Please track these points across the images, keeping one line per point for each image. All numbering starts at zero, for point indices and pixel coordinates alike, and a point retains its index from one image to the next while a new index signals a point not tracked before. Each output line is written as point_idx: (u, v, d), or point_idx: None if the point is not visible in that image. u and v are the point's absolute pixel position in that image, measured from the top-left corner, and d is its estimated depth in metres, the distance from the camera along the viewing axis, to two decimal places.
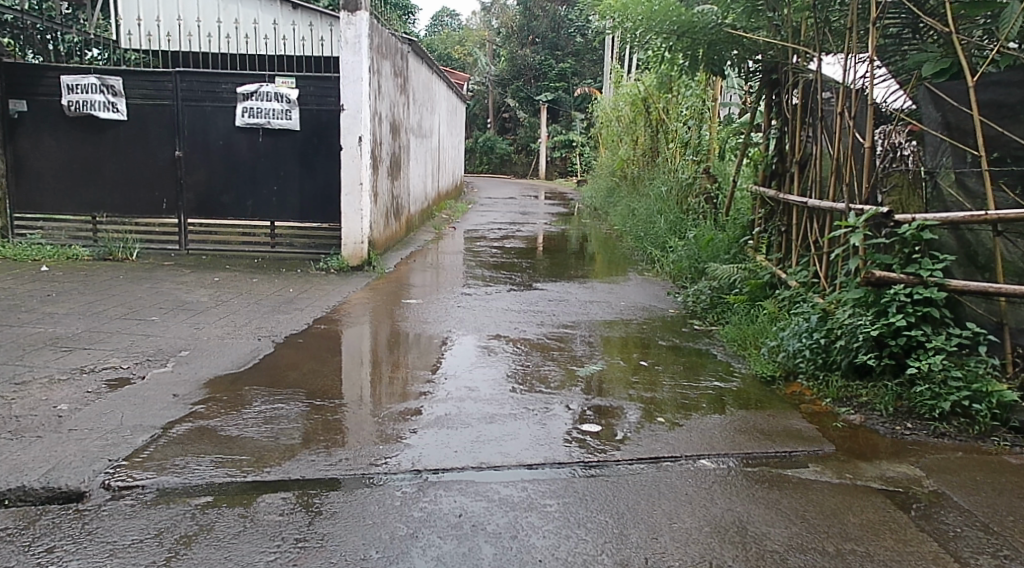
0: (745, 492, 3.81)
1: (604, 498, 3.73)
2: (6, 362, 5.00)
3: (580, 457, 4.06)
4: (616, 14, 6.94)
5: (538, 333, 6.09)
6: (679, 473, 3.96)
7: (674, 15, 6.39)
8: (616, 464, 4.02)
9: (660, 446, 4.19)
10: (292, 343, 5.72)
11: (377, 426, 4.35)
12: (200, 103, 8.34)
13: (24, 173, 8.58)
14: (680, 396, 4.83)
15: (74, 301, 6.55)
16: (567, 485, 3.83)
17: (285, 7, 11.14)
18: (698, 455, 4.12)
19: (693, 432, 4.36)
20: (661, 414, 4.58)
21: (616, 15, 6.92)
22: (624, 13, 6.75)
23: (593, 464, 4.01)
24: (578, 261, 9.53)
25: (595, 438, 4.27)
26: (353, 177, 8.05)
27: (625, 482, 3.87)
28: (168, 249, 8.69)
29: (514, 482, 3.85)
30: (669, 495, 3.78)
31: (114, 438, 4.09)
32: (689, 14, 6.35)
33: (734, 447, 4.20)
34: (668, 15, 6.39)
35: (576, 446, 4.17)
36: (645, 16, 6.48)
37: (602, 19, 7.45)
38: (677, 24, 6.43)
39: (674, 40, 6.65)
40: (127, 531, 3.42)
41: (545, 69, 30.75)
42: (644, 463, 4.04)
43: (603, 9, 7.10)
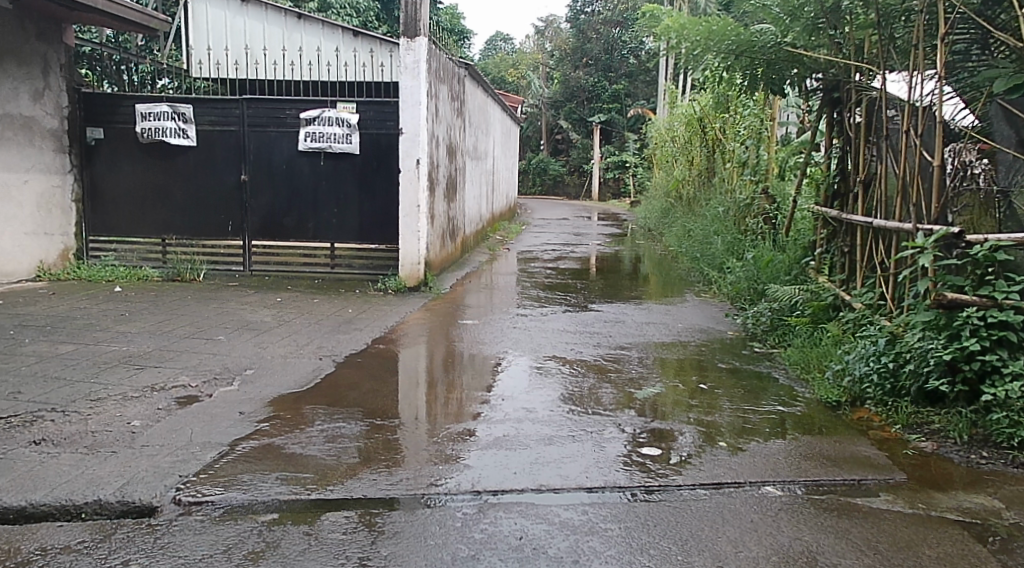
0: (814, 520, 3.75)
1: (667, 524, 3.71)
2: (82, 379, 5.16)
3: (641, 481, 4.03)
4: (671, 36, 6.97)
5: (594, 355, 6.09)
6: (744, 500, 3.91)
7: (733, 34, 6.43)
8: (677, 490, 3.99)
9: (724, 472, 4.14)
10: (351, 362, 5.81)
11: (436, 446, 4.38)
12: (265, 128, 8.56)
13: (100, 197, 8.87)
14: (741, 420, 4.78)
15: (145, 320, 6.72)
16: (628, 510, 3.81)
17: (347, 34, 11.53)
18: (761, 481, 4.06)
19: (757, 457, 4.31)
20: (722, 438, 4.54)
21: (672, 37, 6.94)
22: (680, 33, 6.74)
23: (654, 489, 3.98)
24: (631, 282, 9.49)
25: (655, 461, 4.25)
26: (411, 199, 8.14)
27: (688, 508, 3.83)
28: (233, 270, 8.88)
29: (574, 505, 3.85)
30: (734, 521, 3.74)
31: (184, 454, 4.19)
32: (747, 34, 6.37)
33: (800, 473, 4.14)
34: (727, 34, 6.46)
35: (636, 471, 4.14)
36: (704, 36, 6.53)
37: (658, 39, 7.47)
38: (736, 44, 6.46)
39: (733, 60, 6.66)
40: (197, 546, 3.49)
41: (598, 91, 30.64)
42: (707, 489, 4.00)
43: (657, 30, 7.08)
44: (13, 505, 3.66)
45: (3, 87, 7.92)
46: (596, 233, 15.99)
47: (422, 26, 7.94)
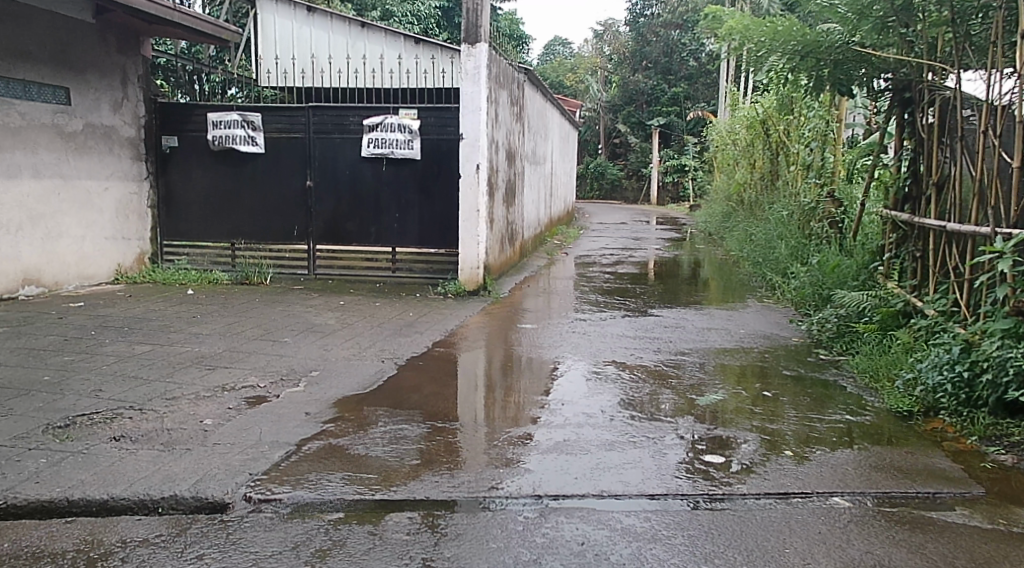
0: (886, 534, 3.70)
1: (732, 533, 3.70)
2: (158, 379, 5.34)
3: (704, 489, 4.03)
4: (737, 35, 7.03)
5: (654, 360, 6.08)
6: (812, 510, 3.88)
7: (799, 35, 6.41)
8: (742, 498, 3.97)
9: (790, 482, 4.11)
10: (413, 364, 5.91)
11: (496, 450, 4.43)
12: (330, 135, 8.74)
13: (173, 203, 9.17)
14: (808, 429, 4.73)
15: (215, 322, 6.92)
16: (691, 518, 3.81)
17: (410, 42, 11.71)
18: (830, 492, 4.02)
19: (825, 467, 4.27)
20: (787, 446, 4.50)
21: (737, 37, 7.01)
22: (744, 34, 6.75)
23: (718, 497, 3.98)
24: (691, 287, 9.44)
25: (718, 469, 4.23)
26: (471, 204, 8.22)
27: (752, 517, 3.82)
28: (298, 274, 9.07)
29: (636, 511, 3.86)
30: (801, 533, 3.71)
31: (253, 453, 4.31)
32: (814, 33, 6.35)
33: (870, 485, 4.09)
34: (791, 34, 6.42)
35: (699, 479, 4.13)
36: (768, 37, 6.54)
37: (722, 40, 7.42)
38: (802, 44, 6.43)
39: (799, 61, 6.62)
40: (267, 542, 3.59)
41: (657, 94, 30.44)
42: (773, 498, 3.97)
43: (722, 30, 7.14)
44: (95, 499, 3.81)
45: (85, 97, 8.23)
46: (654, 233, 16.96)
47: (483, 31, 8.01)
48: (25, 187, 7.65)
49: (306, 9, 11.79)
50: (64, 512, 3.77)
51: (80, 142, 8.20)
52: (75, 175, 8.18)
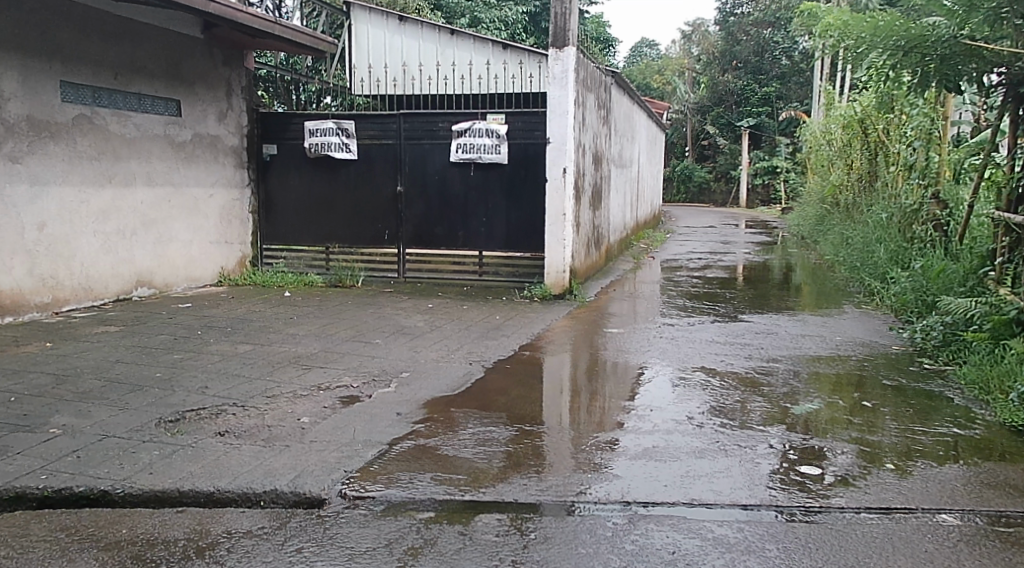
0: (998, 555, 3.60)
1: (829, 548, 3.64)
2: (258, 377, 5.56)
3: (801, 501, 3.98)
4: (837, 32, 6.94)
5: (745, 366, 6.02)
6: (917, 527, 3.80)
7: (902, 30, 6.27)
8: (840, 512, 3.90)
9: (892, 496, 4.03)
10: (500, 367, 6.00)
11: (582, 454, 4.47)
12: (420, 141, 8.92)
13: (271, 209, 9.50)
14: (911, 442, 4.62)
15: (311, 323, 7.15)
16: (786, 530, 3.77)
17: (497, 48, 11.86)
18: (937, 508, 3.92)
19: (930, 482, 4.16)
20: (889, 459, 4.41)
21: (837, 34, 6.92)
22: (843, 30, 6.81)
23: (814, 510, 3.92)
24: (783, 292, 9.29)
25: (815, 481, 4.17)
26: (557, 208, 8.27)
27: (851, 532, 3.75)
28: (389, 277, 9.28)
29: (728, 521, 3.84)
30: (903, 550, 3.63)
31: (348, 451, 4.45)
32: (918, 27, 6.20)
33: (982, 503, 3.97)
34: (895, 29, 6.28)
35: (795, 490, 4.08)
36: (868, 33, 6.42)
37: (823, 36, 7.28)
38: (905, 39, 6.29)
39: (901, 57, 6.46)
40: (362, 538, 3.70)
41: (748, 94, 29.92)
42: (874, 513, 3.90)
43: (822, 26, 7.08)
44: (203, 490, 4.00)
45: (193, 109, 8.60)
46: (742, 233, 17.62)
47: (571, 35, 8.06)
48: (139, 193, 8.04)
49: (397, 18, 12.04)
50: (176, 502, 3.96)
51: (188, 151, 8.57)
52: (183, 183, 8.55)
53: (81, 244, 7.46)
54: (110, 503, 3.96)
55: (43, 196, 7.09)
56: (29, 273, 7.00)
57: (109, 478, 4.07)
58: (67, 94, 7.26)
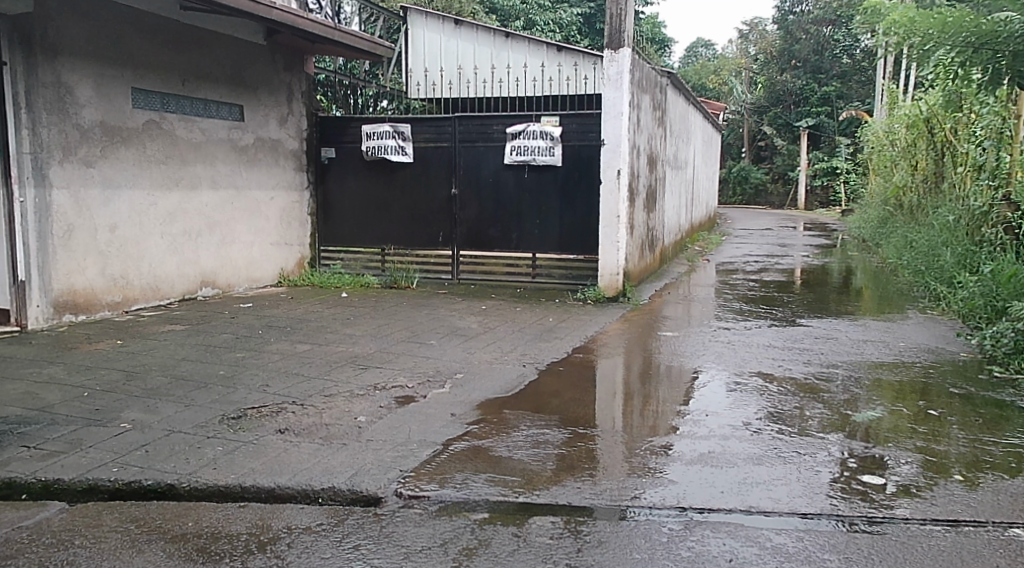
0: None
1: (893, 560, 3.58)
2: (316, 376, 5.66)
3: (863, 511, 3.91)
4: (903, 29, 6.80)
5: (803, 372, 5.94)
6: (987, 541, 3.71)
7: (972, 25, 6.15)
8: (906, 524, 3.83)
9: (960, 508, 3.94)
10: (554, 370, 6.01)
11: (636, 459, 4.46)
12: (475, 144, 8.99)
13: (329, 211, 9.65)
14: (980, 453, 4.51)
15: (367, 324, 7.25)
16: (849, 541, 3.71)
17: (552, 50, 11.86)
18: (1008, 523, 3.83)
19: (1000, 495, 4.06)
20: (957, 470, 4.32)
21: (903, 31, 6.78)
22: (909, 27, 6.65)
23: (877, 520, 3.86)
24: (844, 296, 9.13)
25: (879, 491, 4.10)
26: (612, 210, 8.24)
27: (916, 544, 3.68)
28: (443, 279, 9.35)
29: (787, 530, 3.80)
30: (972, 564, 3.55)
31: (403, 451, 4.51)
32: (990, 24, 6.06)
33: None
34: (964, 26, 6.17)
35: (857, 500, 4.01)
36: (937, 29, 6.31)
37: (888, 34, 7.13)
38: (976, 34, 6.16)
39: (972, 54, 6.33)
40: (417, 537, 3.74)
41: (807, 93, 29.41)
42: (941, 525, 3.82)
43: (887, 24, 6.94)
44: (264, 487, 4.08)
45: (256, 113, 8.78)
46: (800, 233, 18.07)
47: (627, 36, 8.02)
48: (203, 196, 8.24)
49: (453, 22, 12.12)
50: (239, 497, 4.05)
51: (250, 155, 8.76)
52: (246, 186, 8.74)
53: (149, 246, 7.67)
54: (176, 497, 4.06)
55: (114, 199, 7.30)
56: (102, 274, 7.22)
57: (175, 472, 4.18)
58: (137, 100, 7.47)
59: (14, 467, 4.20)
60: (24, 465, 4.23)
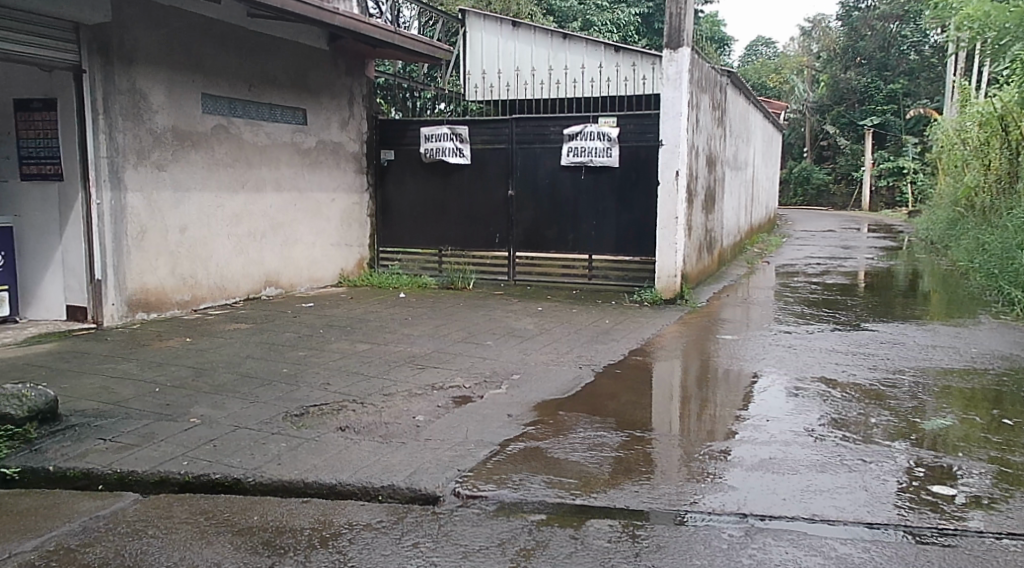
0: None
1: None
2: (376, 375, 5.73)
3: (933, 523, 3.82)
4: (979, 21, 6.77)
5: (869, 378, 5.82)
6: None
7: None
8: (978, 536, 3.73)
9: None
10: (610, 372, 5.99)
11: (695, 463, 4.42)
12: (532, 145, 9.01)
13: (388, 212, 9.76)
14: None
15: (425, 324, 7.31)
16: (917, 552, 3.62)
17: (610, 50, 11.82)
18: None
19: None
20: None
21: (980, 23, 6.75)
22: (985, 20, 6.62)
23: (948, 532, 3.76)
24: (910, 300, 8.90)
25: (949, 502, 3.99)
26: (670, 212, 8.18)
27: (989, 558, 3.58)
28: (499, 280, 9.38)
29: (853, 539, 3.73)
30: None
31: (461, 450, 4.54)
32: None
33: None
34: None
35: (926, 511, 3.92)
36: None
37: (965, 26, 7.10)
38: None
39: None
40: (475, 537, 3.76)
41: (872, 91, 28.79)
42: (1016, 539, 3.71)
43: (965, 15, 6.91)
44: (326, 483, 4.15)
45: (318, 116, 8.93)
46: (863, 233, 18.21)
47: (687, 35, 7.95)
48: (268, 198, 8.40)
49: (511, 24, 12.07)
50: (302, 493, 4.13)
51: (313, 157, 8.90)
52: (308, 188, 8.88)
53: (216, 246, 7.84)
54: (243, 491, 4.15)
55: (184, 202, 7.48)
56: (172, 273, 7.41)
57: (241, 467, 4.27)
58: (207, 105, 7.66)
59: (91, 458, 4.34)
60: (99, 456, 4.36)
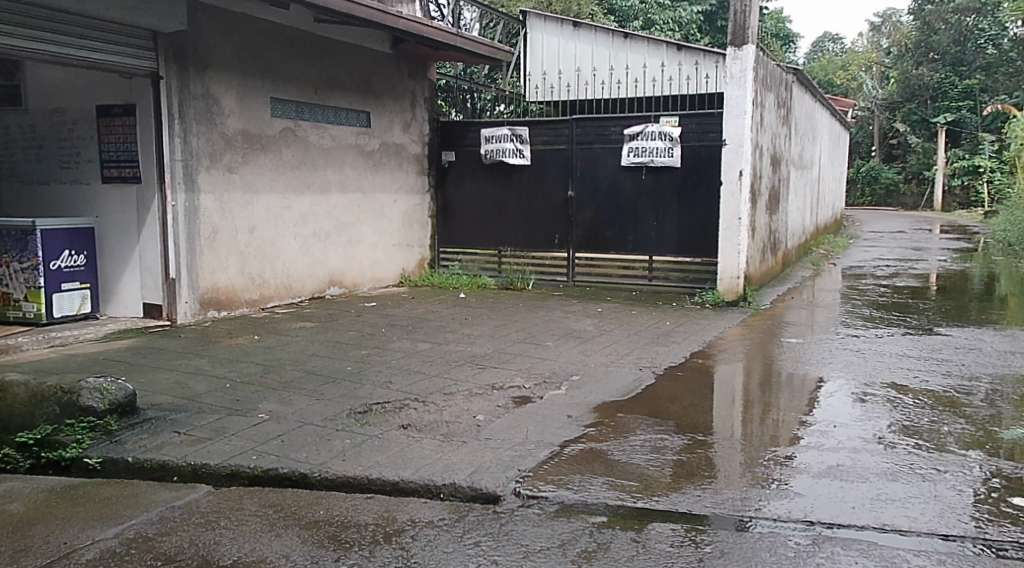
0: None
1: None
2: (437, 375, 5.75)
3: (1015, 537, 3.67)
4: None
5: (942, 385, 5.64)
6: None
7: None
8: None
9: None
10: (671, 374, 5.92)
11: (759, 469, 4.34)
12: (592, 145, 8.96)
13: (448, 213, 9.82)
14: None
15: (485, 324, 7.31)
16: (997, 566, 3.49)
17: (672, 48, 11.71)
18: None
19: None
20: None
21: None
22: None
23: None
24: (986, 304, 8.61)
25: None
26: (733, 212, 8.05)
27: None
28: (559, 280, 9.35)
29: (927, 551, 3.60)
30: None
31: (521, 450, 4.52)
32: None
33: None
34: None
35: (1007, 524, 3.77)
36: None
37: None
38: None
39: None
40: (536, 537, 3.74)
41: (946, 87, 27.95)
42: None
43: None
44: (388, 480, 4.17)
45: (381, 119, 9.02)
46: (936, 234, 17.97)
47: (752, 33, 7.82)
48: (333, 200, 8.50)
49: (572, 24, 12.05)
50: (365, 489, 4.16)
51: (376, 159, 8.99)
52: (372, 189, 8.98)
53: (284, 246, 7.97)
54: (309, 486, 4.20)
55: (253, 203, 7.61)
56: (241, 272, 7.55)
57: (307, 462, 4.33)
58: (275, 109, 7.79)
59: (167, 450, 4.43)
60: (176, 449, 4.46)
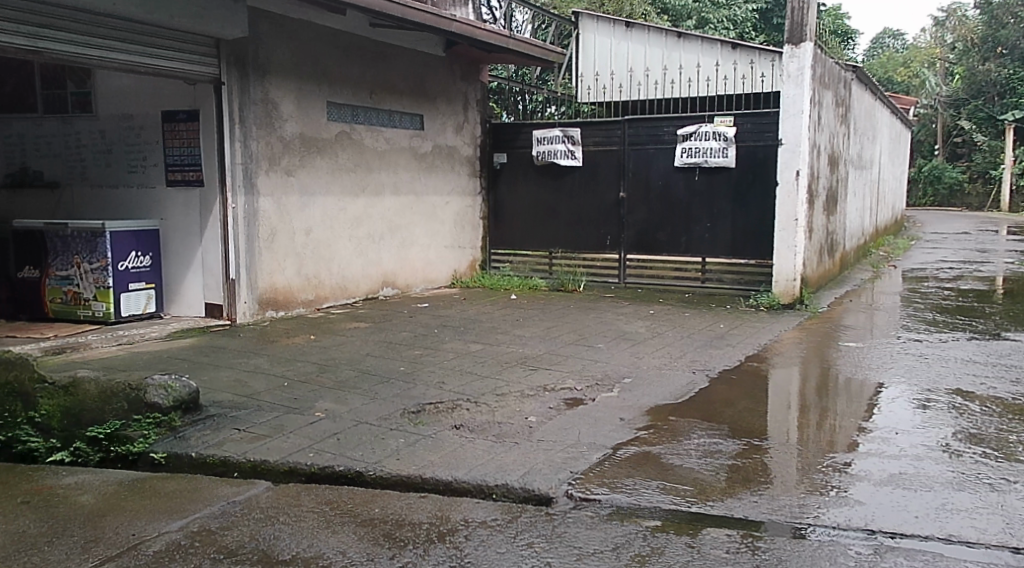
0: None
1: None
2: (490, 376, 5.79)
3: None
4: None
5: (1010, 392, 5.50)
6: None
7: None
8: None
9: None
10: (725, 377, 5.88)
11: (817, 475, 4.29)
12: (645, 146, 8.93)
13: (501, 215, 9.88)
14: None
15: (537, 326, 7.33)
16: None
17: (726, 47, 11.58)
18: None
19: None
20: None
21: None
22: None
23: None
24: None
25: None
26: (789, 214, 7.96)
27: None
28: (610, 282, 9.33)
29: (993, 564, 3.52)
30: None
31: (574, 452, 4.54)
32: None
33: None
34: None
35: None
36: None
37: None
38: None
39: None
40: (589, 540, 3.75)
41: (1014, 83, 27.18)
42: None
43: None
44: (443, 479, 4.22)
45: (435, 121, 9.11)
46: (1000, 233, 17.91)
47: (809, 30, 7.73)
48: (388, 202, 8.61)
49: (624, 25, 11.99)
50: (420, 488, 4.21)
51: (430, 161, 9.08)
52: (426, 192, 9.07)
53: (340, 248, 8.10)
54: (365, 483, 4.26)
55: (310, 205, 7.75)
56: (299, 273, 7.69)
57: (363, 460, 4.40)
58: (332, 113, 7.92)
59: (228, 447, 4.55)
60: (235, 445, 4.56)
